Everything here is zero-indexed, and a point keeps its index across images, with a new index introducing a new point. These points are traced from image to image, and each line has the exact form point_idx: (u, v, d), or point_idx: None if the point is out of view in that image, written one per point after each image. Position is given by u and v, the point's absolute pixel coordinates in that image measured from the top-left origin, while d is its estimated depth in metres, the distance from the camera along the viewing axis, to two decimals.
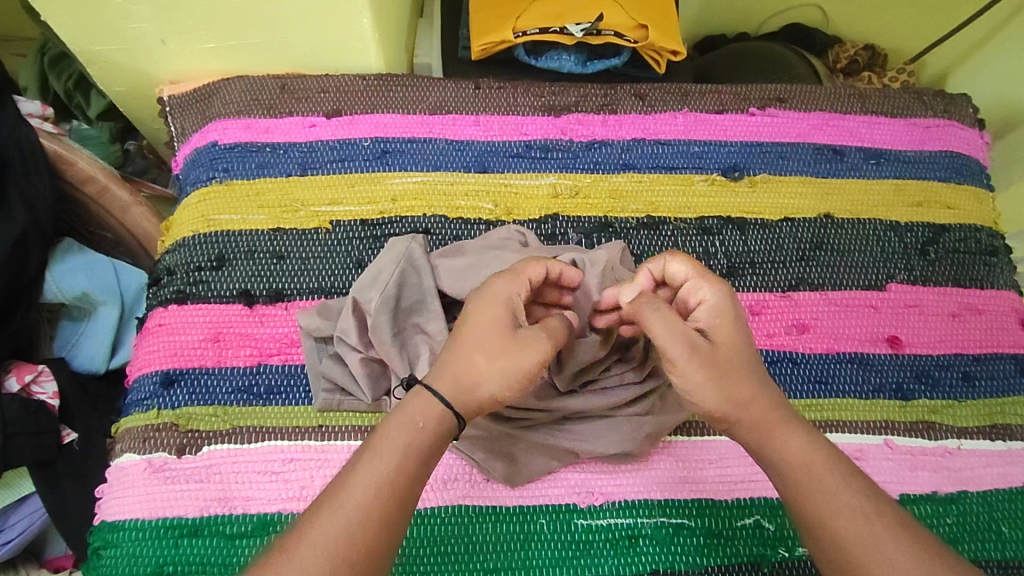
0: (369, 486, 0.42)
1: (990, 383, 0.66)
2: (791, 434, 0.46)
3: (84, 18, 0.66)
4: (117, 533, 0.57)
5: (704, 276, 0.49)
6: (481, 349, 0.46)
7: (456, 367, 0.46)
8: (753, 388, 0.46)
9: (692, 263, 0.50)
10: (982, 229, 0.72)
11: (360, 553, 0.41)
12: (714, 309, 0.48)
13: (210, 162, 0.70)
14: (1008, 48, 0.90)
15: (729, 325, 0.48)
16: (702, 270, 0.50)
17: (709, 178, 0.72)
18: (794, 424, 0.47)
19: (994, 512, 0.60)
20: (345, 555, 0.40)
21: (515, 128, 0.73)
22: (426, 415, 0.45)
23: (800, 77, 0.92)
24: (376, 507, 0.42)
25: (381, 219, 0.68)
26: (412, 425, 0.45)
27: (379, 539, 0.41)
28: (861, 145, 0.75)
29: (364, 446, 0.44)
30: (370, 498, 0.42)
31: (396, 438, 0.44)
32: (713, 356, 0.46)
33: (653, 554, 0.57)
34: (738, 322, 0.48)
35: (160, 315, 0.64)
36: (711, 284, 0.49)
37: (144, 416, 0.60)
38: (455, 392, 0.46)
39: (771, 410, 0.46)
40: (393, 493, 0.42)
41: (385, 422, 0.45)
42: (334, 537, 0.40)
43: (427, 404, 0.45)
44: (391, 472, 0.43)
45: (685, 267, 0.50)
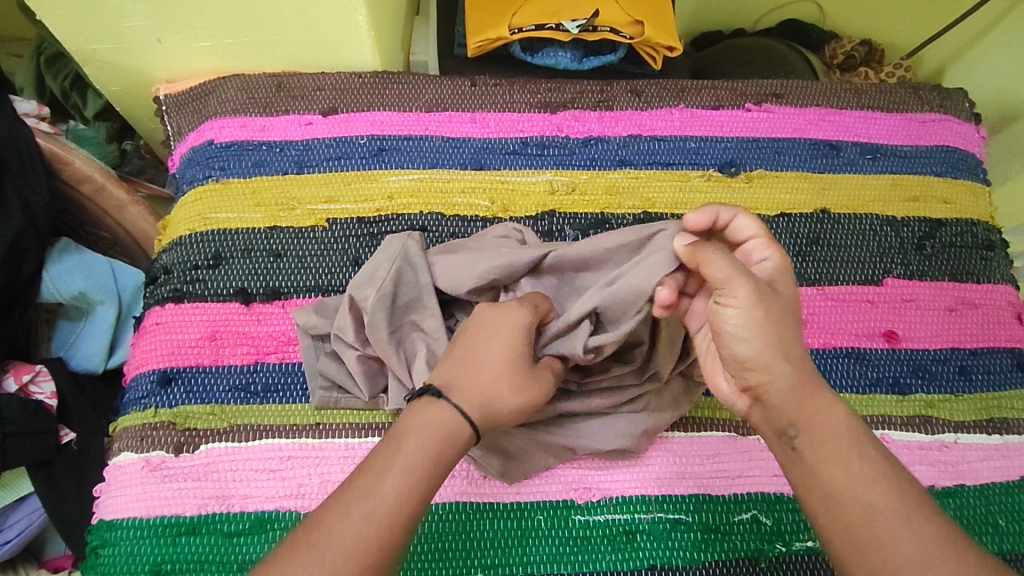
0: (399, 492, 0.43)
1: (988, 377, 0.66)
2: (822, 405, 0.44)
3: (80, 16, 0.65)
4: (115, 531, 0.57)
5: (775, 242, 0.49)
6: (503, 377, 0.48)
7: (484, 393, 0.47)
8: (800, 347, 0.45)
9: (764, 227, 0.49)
10: (979, 224, 0.72)
11: (385, 557, 0.41)
12: (777, 272, 0.48)
13: (206, 161, 0.70)
14: (1004, 43, 0.90)
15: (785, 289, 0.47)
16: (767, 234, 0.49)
17: (705, 173, 0.72)
18: (830, 395, 0.45)
19: (991, 506, 0.60)
20: (371, 559, 0.40)
21: (512, 125, 0.73)
22: (455, 427, 0.46)
23: (797, 73, 0.92)
24: (404, 512, 0.42)
25: (378, 217, 0.68)
26: (442, 435, 0.45)
27: (401, 544, 0.42)
28: (858, 140, 0.74)
29: (394, 451, 0.44)
30: (398, 502, 0.42)
31: (427, 447, 0.44)
32: (775, 301, 0.45)
33: (651, 549, 0.57)
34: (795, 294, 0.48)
35: (157, 314, 0.64)
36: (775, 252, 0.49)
37: (142, 415, 0.60)
38: (482, 412, 0.47)
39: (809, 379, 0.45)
40: (418, 501, 0.43)
41: (412, 428, 0.45)
42: (363, 541, 0.41)
43: (455, 417, 0.46)
44: (420, 480, 0.43)
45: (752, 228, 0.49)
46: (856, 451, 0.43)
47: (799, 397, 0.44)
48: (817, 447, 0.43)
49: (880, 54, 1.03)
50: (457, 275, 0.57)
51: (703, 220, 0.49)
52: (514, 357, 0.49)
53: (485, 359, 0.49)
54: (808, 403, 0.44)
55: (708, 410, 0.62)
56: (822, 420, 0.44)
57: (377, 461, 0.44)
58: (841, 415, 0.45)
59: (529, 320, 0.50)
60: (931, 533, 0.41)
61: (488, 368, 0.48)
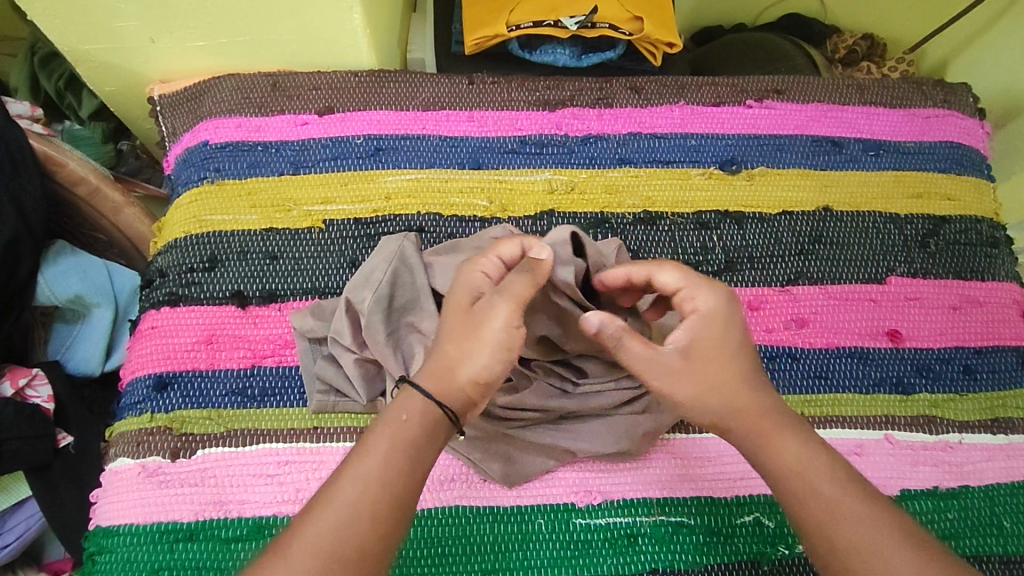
0: (358, 481, 0.41)
1: (992, 375, 0.65)
2: (778, 442, 0.46)
3: (71, 17, 0.65)
4: (112, 538, 0.56)
5: (701, 283, 0.48)
6: (451, 339, 0.46)
7: (437, 361, 0.46)
8: (745, 392, 0.47)
9: (682, 269, 0.49)
10: (983, 220, 0.72)
11: (350, 544, 0.40)
12: (705, 318, 0.47)
13: (201, 162, 0.69)
14: (1006, 38, 0.89)
15: (719, 335, 0.47)
16: (691, 275, 0.49)
17: (706, 171, 0.71)
18: (788, 428, 0.47)
19: (995, 506, 0.60)
20: (336, 550, 0.39)
21: (510, 124, 0.72)
22: (421, 417, 0.44)
23: (798, 67, 0.91)
24: (371, 507, 0.41)
25: (375, 218, 0.67)
26: (408, 427, 0.44)
27: (373, 540, 0.40)
28: (860, 137, 0.74)
29: (360, 447, 0.43)
30: (361, 491, 0.41)
31: (387, 435, 0.43)
32: (699, 366, 0.46)
33: (653, 553, 0.56)
34: (733, 329, 0.47)
35: (152, 317, 0.64)
36: (703, 291, 0.48)
37: (138, 420, 0.60)
38: (433, 381, 0.45)
39: (763, 417, 0.46)
40: (386, 495, 0.41)
41: (380, 423, 0.44)
42: (324, 537, 0.39)
43: (413, 401, 0.45)
44: (380, 465, 0.42)
45: (674, 274, 0.49)
46: (821, 483, 0.44)
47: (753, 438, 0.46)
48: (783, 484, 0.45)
49: (882, 48, 1.02)
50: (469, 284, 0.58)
51: (621, 277, 0.52)
52: (457, 318, 0.47)
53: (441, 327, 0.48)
54: (766, 442, 0.46)
55: None
56: (783, 454, 0.45)
57: (345, 461, 0.43)
58: (800, 451, 0.45)
59: (468, 277, 0.49)
60: (908, 560, 0.41)
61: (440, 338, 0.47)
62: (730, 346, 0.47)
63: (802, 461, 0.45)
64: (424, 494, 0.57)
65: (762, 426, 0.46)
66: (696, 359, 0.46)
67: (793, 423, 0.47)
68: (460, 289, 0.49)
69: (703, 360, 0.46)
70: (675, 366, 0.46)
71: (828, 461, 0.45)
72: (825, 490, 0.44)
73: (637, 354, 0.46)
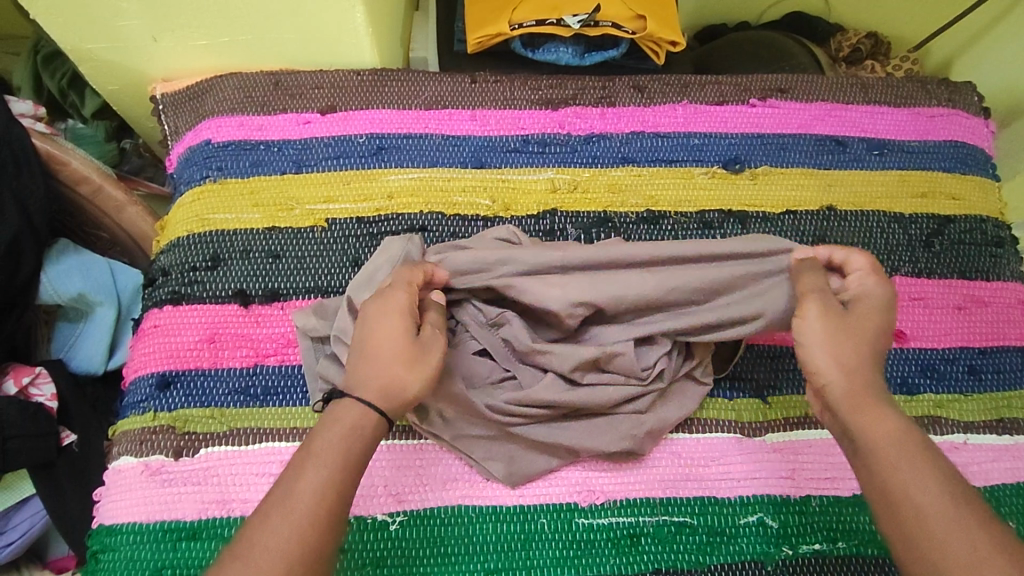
0: (314, 489, 0.43)
1: (997, 376, 0.65)
2: (873, 415, 0.46)
3: (74, 15, 0.65)
4: (115, 536, 0.56)
5: (880, 278, 0.54)
6: (395, 359, 0.48)
7: (384, 378, 0.47)
8: (860, 358, 0.49)
9: (872, 263, 0.55)
10: (989, 220, 0.71)
11: (310, 548, 0.41)
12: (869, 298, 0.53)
13: (203, 161, 0.69)
14: (1012, 37, 0.89)
15: (875, 312, 0.52)
16: (877, 272, 0.55)
17: (709, 170, 0.71)
18: (891, 408, 0.47)
19: (1000, 507, 0.59)
20: (298, 553, 0.40)
21: (513, 122, 0.72)
22: (363, 421, 0.46)
23: (802, 66, 0.90)
24: (324, 508, 0.42)
25: (377, 217, 0.67)
26: (350, 430, 0.46)
27: (329, 539, 0.42)
28: (864, 136, 0.73)
29: (303, 454, 0.44)
30: (319, 498, 0.42)
31: (336, 444, 0.45)
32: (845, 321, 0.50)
33: (655, 553, 0.56)
34: (887, 318, 0.52)
35: (155, 316, 0.64)
36: (880, 283, 0.54)
37: (141, 418, 0.60)
38: (384, 400, 0.47)
39: (867, 389, 0.47)
40: (339, 494, 0.43)
41: (320, 429, 0.46)
42: (285, 542, 0.40)
43: (360, 412, 0.46)
44: (333, 474, 0.43)
45: (863, 263, 0.55)
46: (913, 456, 0.43)
47: (853, 401, 0.47)
48: (876, 450, 0.44)
49: (886, 47, 1.02)
50: (541, 284, 0.56)
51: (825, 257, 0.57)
52: (400, 340, 0.49)
53: (378, 346, 0.48)
54: (865, 408, 0.47)
55: (713, 411, 0.61)
56: (878, 424, 0.45)
57: (290, 467, 0.44)
58: (896, 428, 0.45)
59: (409, 304, 0.50)
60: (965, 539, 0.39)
61: (380, 357, 0.48)
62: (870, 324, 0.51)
63: (888, 433, 0.45)
64: (427, 493, 0.57)
65: (865, 397, 0.47)
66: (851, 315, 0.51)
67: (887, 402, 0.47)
68: (396, 315, 0.49)
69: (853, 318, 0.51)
70: (827, 310, 0.51)
71: (914, 441, 0.44)
72: (912, 460, 0.43)
73: (807, 285, 0.54)
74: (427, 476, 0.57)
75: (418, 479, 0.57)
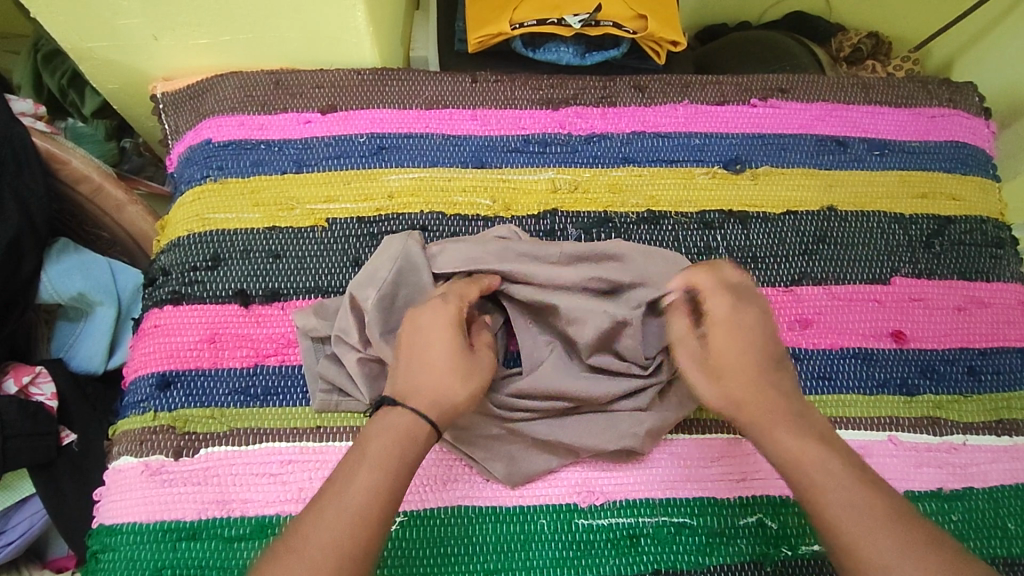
0: (367, 492, 0.44)
1: (997, 377, 0.65)
2: (784, 434, 0.48)
3: (75, 14, 0.65)
4: (115, 536, 0.56)
5: (727, 294, 0.52)
6: (446, 371, 0.49)
7: (435, 390, 0.48)
8: (750, 380, 0.50)
9: (711, 279, 0.53)
10: (989, 221, 0.71)
11: (361, 548, 0.42)
12: (721, 320, 0.51)
13: (204, 160, 0.69)
14: (1013, 37, 0.89)
15: (728, 334, 0.51)
16: (720, 282, 0.53)
17: (710, 170, 0.71)
18: (800, 422, 0.48)
19: (1000, 509, 0.59)
20: (348, 552, 0.42)
21: (513, 122, 0.72)
22: (414, 429, 0.47)
23: (803, 66, 0.90)
24: (376, 510, 0.44)
25: (378, 217, 0.67)
26: (402, 436, 0.47)
27: (374, 541, 0.43)
28: (865, 136, 0.73)
29: (356, 456, 0.45)
30: (370, 501, 0.44)
31: (389, 449, 0.46)
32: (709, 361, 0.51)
33: (654, 553, 0.56)
34: (750, 334, 0.51)
35: (155, 315, 0.64)
36: (726, 298, 0.52)
37: (141, 418, 0.60)
38: (436, 409, 0.48)
39: (773, 409, 0.49)
40: (387, 498, 0.44)
41: (375, 432, 0.47)
42: (337, 539, 0.42)
43: (412, 419, 0.47)
44: (385, 479, 0.45)
45: (702, 280, 0.54)
46: (827, 469, 0.45)
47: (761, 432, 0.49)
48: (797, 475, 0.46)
49: (887, 47, 1.02)
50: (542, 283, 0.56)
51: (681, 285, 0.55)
52: (452, 354, 0.50)
53: (423, 355, 0.50)
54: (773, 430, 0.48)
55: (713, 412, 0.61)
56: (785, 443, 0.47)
57: (343, 467, 0.45)
58: (805, 443, 0.47)
59: (454, 315, 0.51)
60: None
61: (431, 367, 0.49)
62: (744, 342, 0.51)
63: (794, 453, 0.47)
64: (427, 494, 0.57)
65: (770, 416, 0.48)
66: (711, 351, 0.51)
67: (794, 416, 0.49)
68: (450, 328, 0.51)
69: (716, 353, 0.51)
70: (689, 358, 0.52)
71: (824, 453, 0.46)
72: (822, 474, 0.45)
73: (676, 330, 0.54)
74: (428, 476, 0.57)
75: (418, 479, 0.57)
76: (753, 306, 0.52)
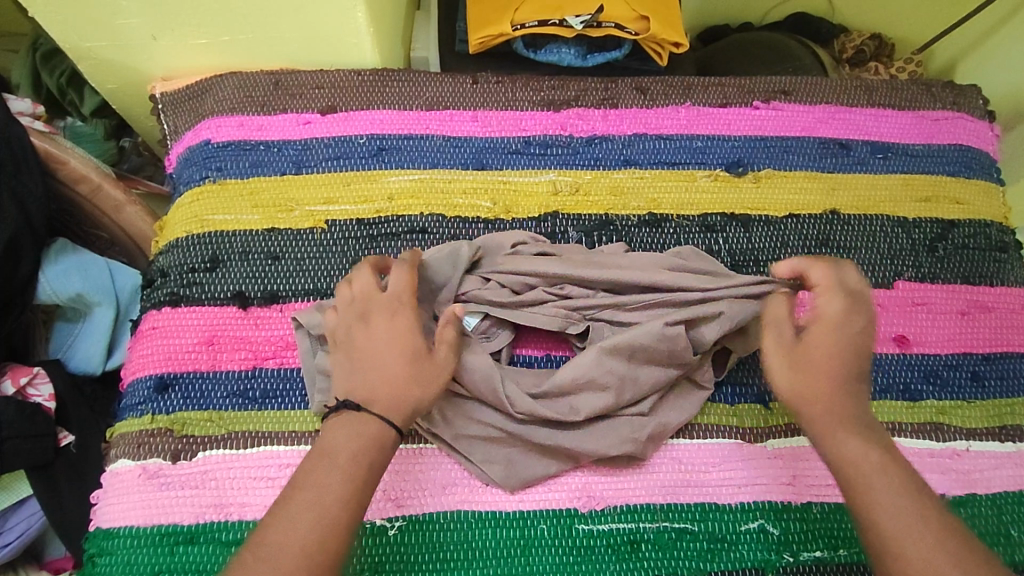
0: (336, 499, 0.44)
1: (1000, 383, 0.65)
2: (844, 437, 0.48)
3: (74, 13, 0.64)
4: (112, 540, 0.56)
5: (839, 295, 0.52)
6: (404, 374, 0.50)
7: (396, 395, 0.49)
8: (824, 380, 0.50)
9: (831, 277, 0.53)
10: (992, 225, 0.71)
11: (330, 554, 0.43)
12: (826, 322, 0.51)
13: (203, 161, 0.69)
14: (1017, 40, 0.88)
15: (829, 337, 0.51)
16: (838, 284, 0.53)
17: (712, 173, 0.70)
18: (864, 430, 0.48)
19: (1003, 515, 0.59)
20: (318, 557, 0.42)
21: (514, 123, 0.71)
22: (383, 435, 0.48)
23: (806, 68, 0.90)
24: (346, 516, 0.44)
25: (378, 219, 0.67)
26: (371, 441, 0.47)
27: (343, 547, 0.43)
28: (868, 139, 0.73)
29: (329, 462, 0.46)
30: (339, 507, 0.44)
31: (359, 455, 0.47)
32: (798, 354, 0.51)
33: (655, 559, 0.56)
34: (849, 343, 0.51)
35: (153, 317, 0.63)
36: (836, 300, 0.52)
37: (139, 421, 0.60)
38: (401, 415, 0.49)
39: (834, 414, 0.49)
40: (358, 504, 0.45)
41: (344, 438, 0.47)
42: (308, 545, 0.42)
43: (379, 425, 0.48)
44: (353, 484, 0.45)
45: (820, 276, 0.53)
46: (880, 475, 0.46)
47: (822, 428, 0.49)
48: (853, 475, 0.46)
49: (889, 49, 1.01)
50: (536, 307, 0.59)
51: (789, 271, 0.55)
52: (411, 358, 0.51)
53: (381, 361, 0.50)
54: (831, 429, 0.48)
55: (714, 416, 0.61)
56: (845, 447, 0.48)
57: (314, 472, 0.46)
58: (863, 450, 0.47)
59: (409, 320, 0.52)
60: None
61: (386, 372, 0.50)
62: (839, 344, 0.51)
63: (856, 454, 0.47)
64: (427, 498, 0.56)
65: (833, 418, 0.49)
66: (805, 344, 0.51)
67: (857, 421, 0.49)
68: (405, 332, 0.52)
69: (808, 346, 0.51)
70: (777, 342, 0.52)
71: (886, 463, 0.46)
72: (878, 479, 0.46)
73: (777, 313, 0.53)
74: (427, 481, 0.57)
75: (417, 484, 0.57)
76: (865, 318, 0.52)
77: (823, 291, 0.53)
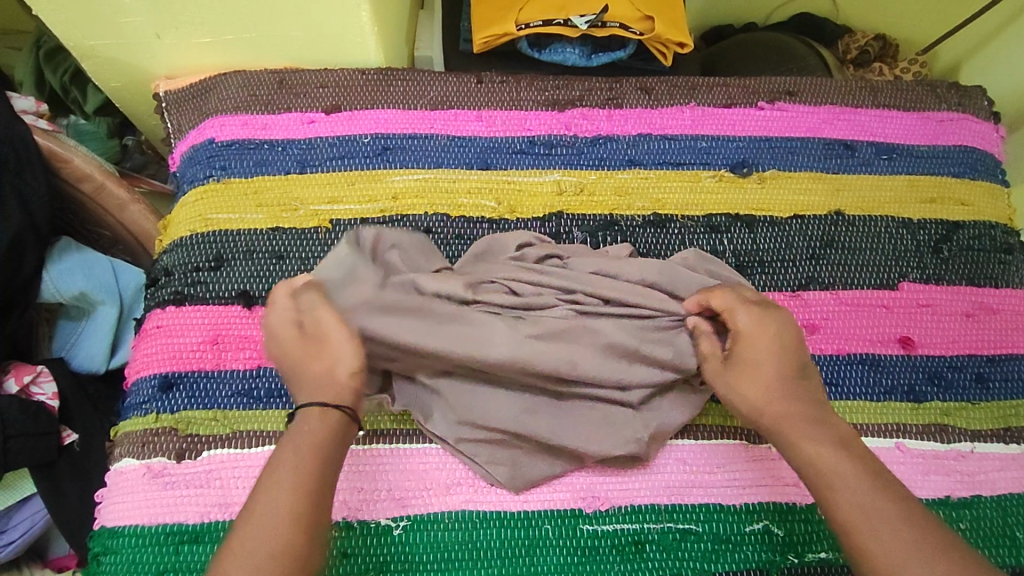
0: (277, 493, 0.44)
1: (1005, 384, 0.65)
2: (807, 441, 0.49)
3: (78, 12, 0.64)
4: (117, 538, 0.56)
5: (747, 306, 0.55)
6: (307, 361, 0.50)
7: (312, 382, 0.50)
8: (773, 389, 0.51)
9: (731, 293, 0.56)
10: (997, 226, 0.71)
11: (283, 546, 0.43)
12: (746, 338, 0.54)
13: (207, 160, 0.69)
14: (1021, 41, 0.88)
15: (762, 350, 0.53)
16: (740, 297, 0.56)
17: (716, 174, 0.70)
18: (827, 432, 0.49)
19: (1007, 517, 0.59)
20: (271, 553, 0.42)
21: (518, 123, 0.71)
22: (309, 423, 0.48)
23: (810, 68, 0.90)
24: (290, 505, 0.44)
25: (381, 218, 0.67)
26: (299, 434, 0.48)
27: (299, 536, 0.43)
28: (873, 140, 0.73)
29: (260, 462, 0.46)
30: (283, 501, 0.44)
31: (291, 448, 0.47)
32: (742, 374, 0.53)
33: (660, 560, 0.56)
34: (783, 349, 0.53)
35: (158, 316, 0.63)
36: (748, 311, 0.55)
37: (144, 420, 0.60)
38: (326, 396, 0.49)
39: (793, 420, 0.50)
40: (303, 492, 0.45)
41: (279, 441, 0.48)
42: (262, 544, 0.42)
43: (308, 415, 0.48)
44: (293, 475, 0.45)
45: (722, 296, 0.56)
46: (847, 474, 0.46)
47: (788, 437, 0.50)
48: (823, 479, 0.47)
49: (894, 49, 1.01)
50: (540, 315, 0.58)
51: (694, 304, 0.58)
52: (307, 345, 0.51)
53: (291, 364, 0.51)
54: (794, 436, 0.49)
55: (719, 417, 0.61)
56: (812, 451, 0.48)
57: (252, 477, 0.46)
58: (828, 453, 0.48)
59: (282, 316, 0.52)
60: None
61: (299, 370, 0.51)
62: (776, 357, 0.52)
63: (822, 457, 0.48)
64: (431, 498, 0.56)
65: (792, 425, 0.50)
66: (741, 365, 0.53)
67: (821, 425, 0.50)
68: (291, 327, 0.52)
69: (744, 365, 0.53)
70: (719, 373, 0.55)
71: (854, 463, 0.47)
72: (850, 480, 0.46)
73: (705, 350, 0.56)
74: (432, 480, 0.57)
75: (422, 484, 0.57)
76: (778, 319, 0.54)
77: (730, 313, 0.55)
